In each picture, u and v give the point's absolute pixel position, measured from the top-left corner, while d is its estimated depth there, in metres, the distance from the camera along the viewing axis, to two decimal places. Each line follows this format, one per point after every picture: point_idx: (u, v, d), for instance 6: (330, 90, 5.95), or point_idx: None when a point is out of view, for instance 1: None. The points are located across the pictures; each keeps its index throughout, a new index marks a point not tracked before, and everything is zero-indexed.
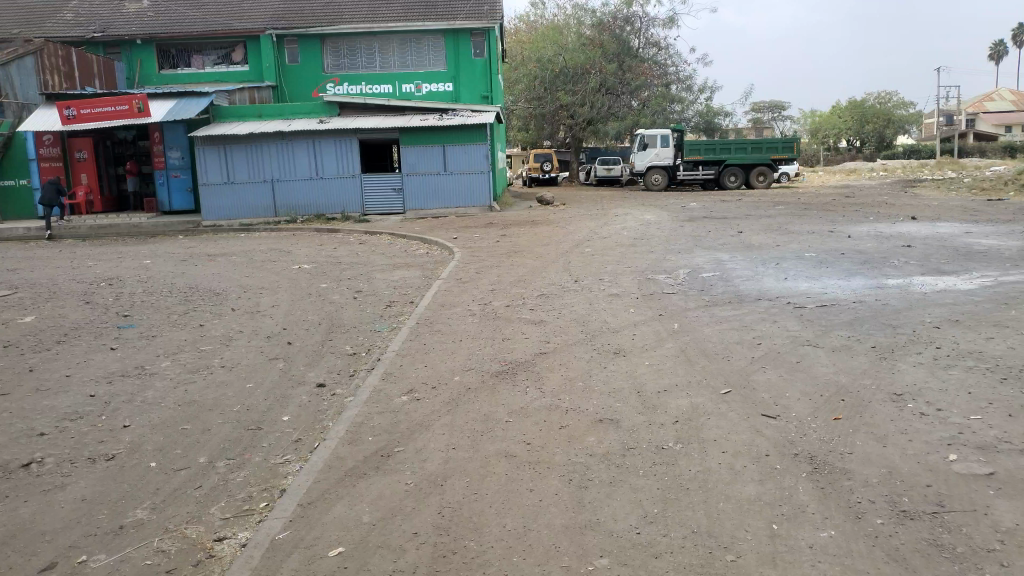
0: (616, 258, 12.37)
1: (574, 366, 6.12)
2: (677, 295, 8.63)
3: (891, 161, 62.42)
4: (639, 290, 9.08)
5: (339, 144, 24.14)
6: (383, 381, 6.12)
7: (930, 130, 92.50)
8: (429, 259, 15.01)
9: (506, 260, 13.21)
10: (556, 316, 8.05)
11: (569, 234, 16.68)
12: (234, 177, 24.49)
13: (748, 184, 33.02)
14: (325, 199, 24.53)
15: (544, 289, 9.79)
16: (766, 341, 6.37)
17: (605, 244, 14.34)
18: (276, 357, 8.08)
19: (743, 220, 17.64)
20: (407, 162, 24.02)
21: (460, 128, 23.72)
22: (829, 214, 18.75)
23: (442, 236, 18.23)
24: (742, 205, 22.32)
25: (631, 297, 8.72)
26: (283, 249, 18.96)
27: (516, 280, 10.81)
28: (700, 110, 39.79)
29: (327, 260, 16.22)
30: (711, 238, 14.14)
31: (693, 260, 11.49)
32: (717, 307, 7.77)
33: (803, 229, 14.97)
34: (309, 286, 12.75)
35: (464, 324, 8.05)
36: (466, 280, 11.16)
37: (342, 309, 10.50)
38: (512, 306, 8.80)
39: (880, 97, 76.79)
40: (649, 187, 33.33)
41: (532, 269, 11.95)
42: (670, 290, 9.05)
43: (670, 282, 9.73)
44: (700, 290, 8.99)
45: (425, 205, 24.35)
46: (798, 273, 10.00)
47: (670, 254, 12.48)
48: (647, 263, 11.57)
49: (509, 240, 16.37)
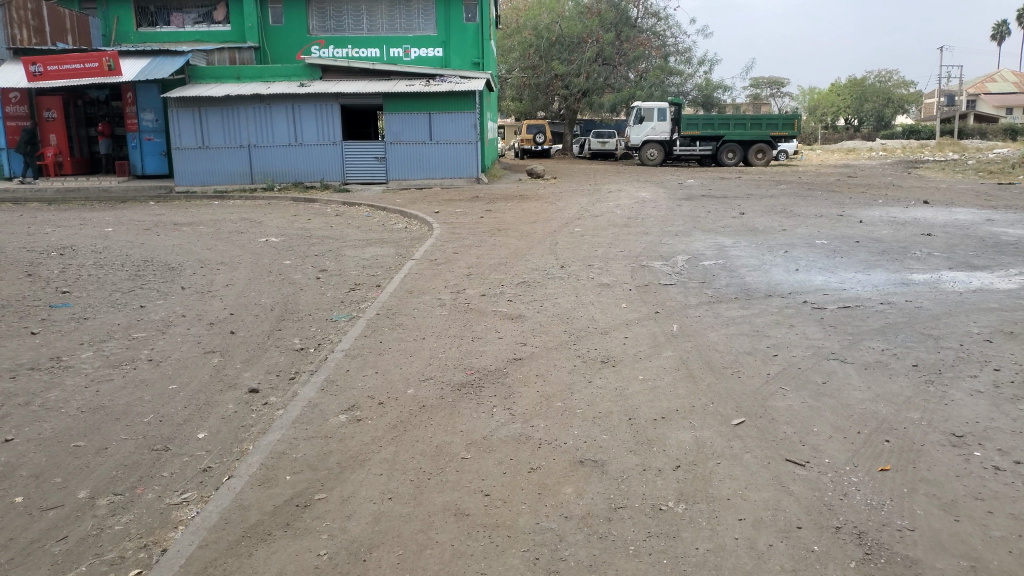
0: (609, 241, 11.27)
1: (553, 380, 5.06)
2: (677, 288, 7.57)
3: (889, 141, 61.39)
4: (634, 281, 8.02)
5: (321, 108, 22.79)
6: (323, 394, 5.06)
7: (929, 111, 91.30)
8: (407, 235, 13.84)
9: (489, 239, 12.10)
10: (537, 310, 6.98)
11: (559, 211, 15.59)
12: (209, 142, 23.16)
13: (746, 161, 31.83)
14: (304, 167, 23.27)
15: (528, 276, 8.70)
16: (783, 353, 5.32)
17: (597, 223, 13.25)
18: (213, 351, 6.95)
19: (744, 200, 16.58)
20: (391, 129, 22.72)
21: (448, 95, 22.40)
22: (833, 196, 17.73)
23: (425, 209, 17.09)
24: (742, 183, 21.24)
25: (625, 289, 7.65)
26: (255, 219, 17.73)
27: (497, 263, 9.71)
28: (699, 84, 38.72)
29: (298, 233, 15.03)
30: (711, 220, 13.07)
31: (693, 245, 10.44)
32: (724, 305, 6.71)
33: (809, 212, 13.95)
34: (273, 263, 11.59)
35: (432, 317, 6.97)
36: (442, 262, 10.04)
37: (302, 292, 9.38)
38: (488, 296, 7.72)
39: (880, 77, 75.48)
40: (645, 162, 32.06)
41: (516, 250, 10.85)
42: (669, 281, 7.98)
43: (669, 271, 8.66)
44: (703, 282, 7.92)
45: (410, 175, 23.09)
46: (810, 263, 8.94)
47: (668, 236, 11.41)
48: (643, 247, 10.51)
49: (494, 215, 15.25)
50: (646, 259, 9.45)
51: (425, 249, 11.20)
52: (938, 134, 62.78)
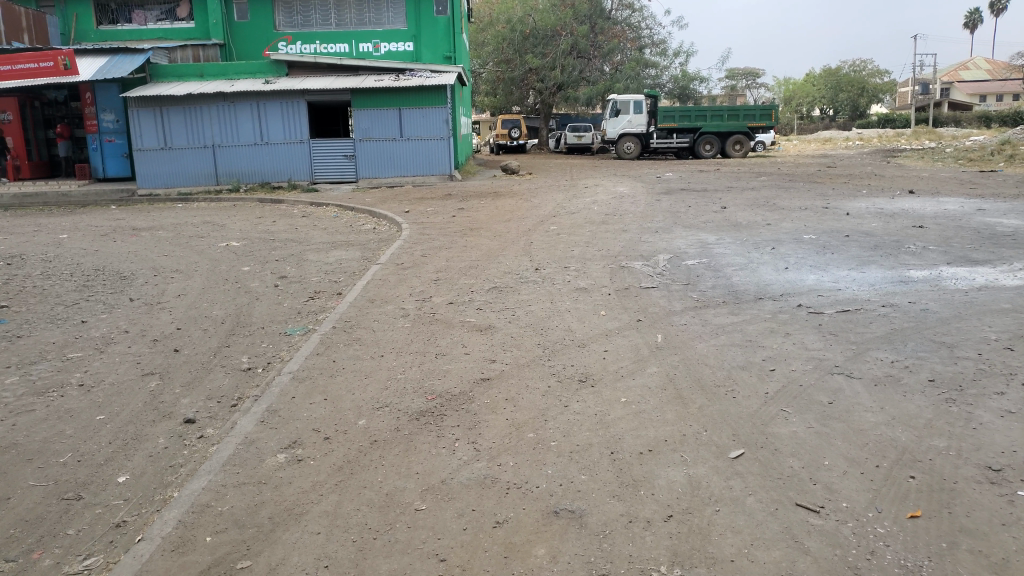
0: (587, 240, 10.70)
1: (526, 404, 4.46)
2: (659, 292, 7.01)
3: (864, 130, 61.60)
4: (616, 284, 7.44)
5: (287, 106, 21.97)
6: (264, 428, 4.42)
7: (901, 101, 92.00)
8: (375, 237, 13.15)
9: (461, 240, 11.47)
10: (508, 320, 6.37)
11: (534, 207, 15.03)
12: (171, 142, 22.25)
13: (724, 153, 31.46)
14: (272, 167, 22.45)
15: (500, 280, 8.09)
16: (781, 368, 4.77)
17: (574, 221, 12.68)
18: (152, 373, 6.25)
19: (724, 192, 16.11)
20: (360, 126, 21.95)
21: (418, 90, 21.67)
22: (814, 187, 17.34)
23: (395, 208, 16.46)
24: (721, 176, 20.80)
25: (605, 293, 7.07)
26: (218, 223, 16.92)
27: (468, 267, 9.08)
28: (675, 75, 38.30)
29: (261, 237, 14.28)
30: (692, 215, 12.55)
31: (675, 243, 9.91)
32: (713, 311, 6.15)
33: (791, 204, 13.50)
34: (231, 270, 10.86)
35: (394, 331, 6.33)
36: (410, 266, 9.39)
37: (257, 302, 8.68)
38: (457, 304, 7.10)
39: (853, 66, 75.73)
40: (621, 155, 31.58)
41: (489, 252, 10.24)
42: (652, 284, 7.41)
43: (652, 272, 8.09)
44: (687, 283, 7.36)
45: (381, 174, 22.35)
46: (800, 260, 8.42)
47: (647, 234, 10.87)
48: (624, 246, 9.94)
49: (467, 214, 14.63)
50: (627, 259, 8.89)
51: (392, 252, 10.54)
52: (912, 123, 63.14)
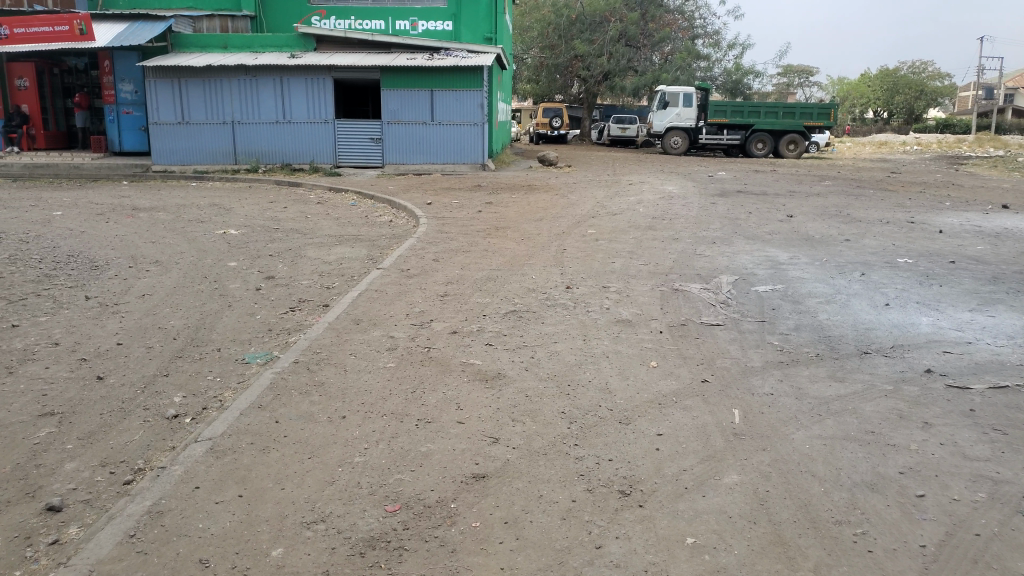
0: (632, 250, 8.98)
1: (534, 539, 2.84)
2: (729, 334, 5.29)
3: (923, 135, 58.18)
4: (673, 318, 5.72)
5: (312, 83, 20.46)
6: (127, 551, 2.82)
7: (960, 106, 87.54)
8: (389, 231, 11.55)
9: (483, 241, 9.80)
10: (526, 367, 4.67)
11: (571, 205, 13.36)
12: (190, 117, 20.94)
13: (776, 153, 29.28)
14: (293, 147, 21.00)
15: (521, 302, 6.43)
16: (937, 495, 3.08)
17: (614, 225, 10.96)
18: (51, 415, 4.53)
19: (786, 197, 14.21)
20: (388, 108, 20.34)
21: (453, 70, 19.98)
22: (886, 195, 15.32)
23: (417, 198, 14.88)
24: (778, 177, 18.83)
25: (656, 332, 5.37)
26: (227, 205, 15.44)
27: (485, 279, 7.41)
28: (728, 68, 36.06)
29: (265, 225, 12.77)
30: (752, 224, 10.75)
31: (739, 260, 8.12)
32: (808, 373, 4.41)
33: (868, 216, 11.61)
34: (215, 266, 9.33)
35: (370, 372, 4.70)
36: (418, 273, 7.77)
37: (226, 311, 7.13)
38: (464, 333, 5.43)
39: (913, 68, 71.75)
40: (667, 151, 29.72)
41: (515, 259, 8.57)
42: (719, 321, 5.67)
43: (719, 301, 6.34)
44: (764, 322, 5.63)
45: (408, 160, 20.75)
46: (907, 292, 6.60)
47: (701, 246, 9.12)
48: (675, 261, 8.21)
49: (495, 210, 12.97)
50: (683, 280, 7.17)
51: (399, 253, 8.93)
52: (974, 129, 59.60)
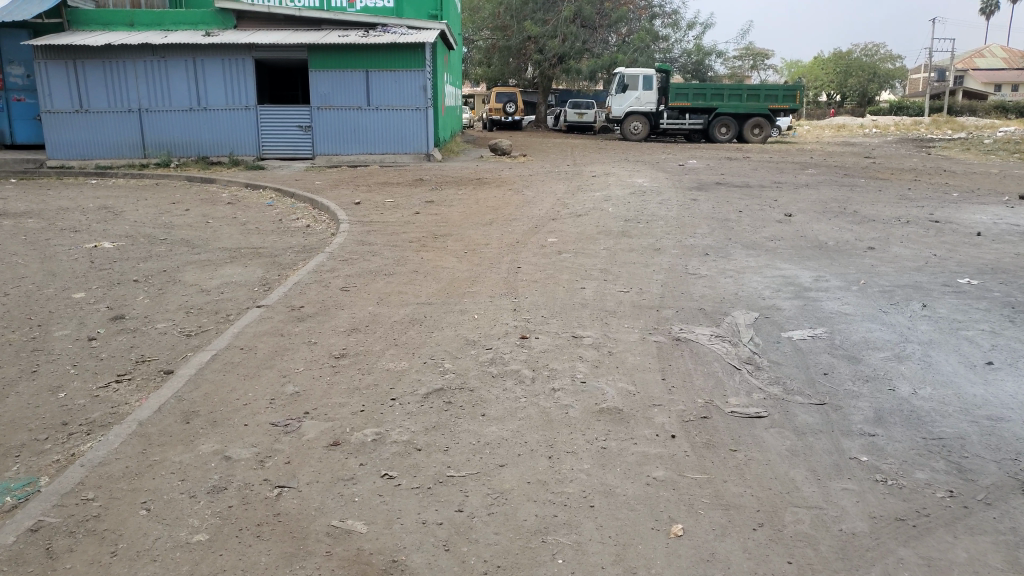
0: (610, 272, 6.88)
1: None
2: (788, 440, 3.28)
3: (878, 117, 57.51)
4: (692, 409, 3.63)
5: (230, 64, 17.31)
6: None
7: (910, 91, 88.05)
8: (302, 240, 9.19)
9: (414, 256, 7.64)
10: (445, 548, 2.53)
11: (528, 203, 11.27)
12: (88, 104, 17.38)
13: (741, 138, 27.53)
14: (211, 138, 17.77)
15: (452, 368, 4.26)
16: None
17: (580, 230, 8.91)
18: None
19: (772, 192, 12.39)
20: (318, 91, 17.50)
21: (391, 47, 17.26)
22: (879, 186, 13.62)
23: (346, 195, 12.57)
24: (756, 166, 17.01)
25: (670, 443, 3.28)
26: (117, 206, 12.76)
27: (406, 323, 5.23)
28: (688, 50, 34.48)
29: (151, 231, 10.18)
30: (745, 229, 8.86)
31: (750, 284, 6.10)
32: (966, 559, 2.39)
33: (874, 214, 9.82)
34: (49, 300, 6.80)
35: (155, 566, 2.51)
36: (317, 312, 5.54)
37: (23, 378, 4.72)
38: (349, 450, 3.24)
39: (865, 51, 71.24)
40: (627, 137, 27.90)
41: (453, 285, 6.39)
42: (764, 412, 3.61)
43: (750, 367, 4.28)
44: (832, 411, 3.62)
45: (342, 150, 17.91)
46: (1001, 335, 4.66)
47: (691, 263, 7.12)
48: (668, 289, 6.13)
49: (435, 212, 10.74)
50: (689, 323, 5.08)
51: (295, 278, 6.63)
52: (926, 111, 59.28)
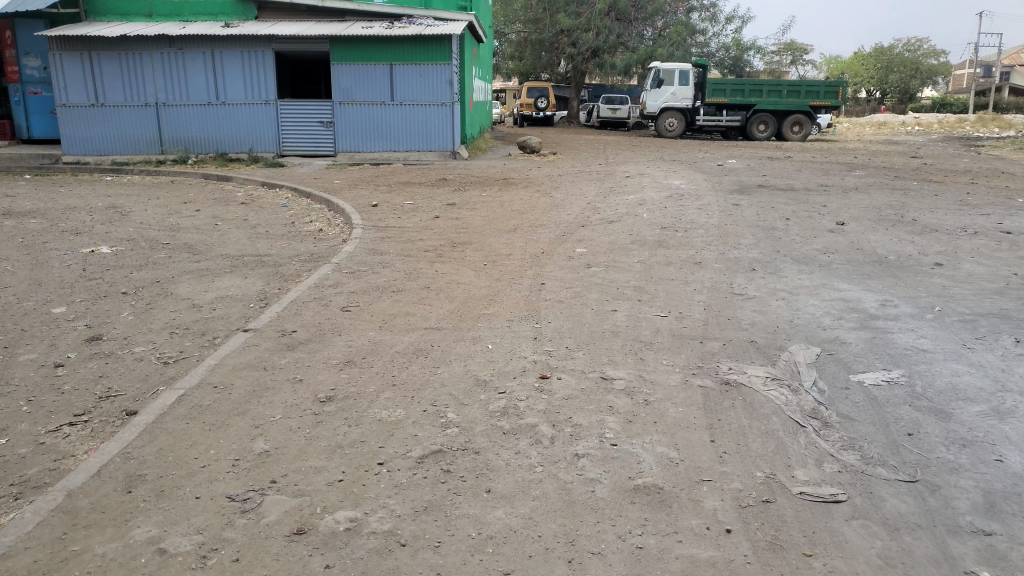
0: (645, 292, 6.14)
1: None
2: (880, 548, 2.55)
3: (921, 113, 55.45)
4: (751, 491, 2.88)
5: (250, 58, 16.78)
6: None
7: (954, 87, 85.30)
8: (311, 247, 8.58)
9: (429, 268, 6.99)
10: None
11: (557, 207, 10.56)
12: (106, 99, 17.06)
13: (779, 135, 26.43)
14: (229, 134, 17.28)
15: (457, 419, 3.57)
16: None
17: (612, 240, 8.19)
18: None
19: (821, 196, 11.51)
20: (340, 85, 16.87)
21: (416, 39, 16.55)
22: (935, 190, 12.65)
23: (365, 196, 11.96)
24: (800, 167, 16.07)
25: (727, 547, 2.55)
26: (129, 206, 12.30)
27: (410, 355, 4.55)
28: (726, 43, 33.40)
29: (157, 235, 9.66)
30: (795, 240, 8.07)
31: (807, 312, 5.31)
32: None
33: (937, 224, 8.94)
34: (30, 312, 6.24)
35: None
36: (310, 339, 4.89)
37: None
38: (316, 544, 2.56)
39: (908, 45, 68.89)
40: (661, 133, 27.00)
41: (467, 305, 5.71)
42: (844, 498, 2.85)
43: (818, 425, 3.51)
44: (932, 496, 2.87)
45: (365, 147, 17.26)
46: None
47: (735, 284, 6.36)
48: (712, 316, 5.36)
49: (456, 216, 10.06)
50: (739, 363, 4.32)
51: (292, 295, 5.99)
52: (972, 107, 57.07)
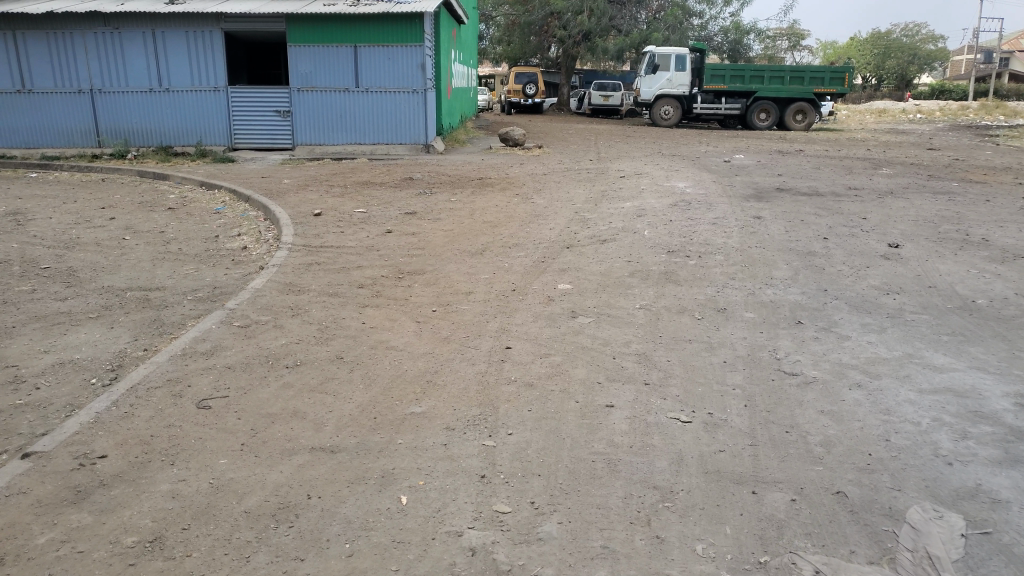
0: (657, 371, 4.26)
1: None
2: None
3: (920, 101, 53.55)
4: None
5: (195, 37, 14.75)
6: None
7: (949, 73, 83.57)
8: (220, 275, 6.68)
9: (354, 317, 5.11)
10: None
11: (537, 217, 8.68)
12: (33, 84, 15.04)
13: (781, 124, 24.50)
14: (173, 124, 15.26)
15: None
16: None
17: (607, 271, 6.32)
18: None
19: (850, 203, 9.67)
20: (298, 70, 14.87)
21: (384, 18, 14.55)
22: (980, 193, 10.85)
23: (311, 200, 10.04)
24: (816, 164, 14.23)
25: None
26: (34, 210, 10.36)
27: (264, 530, 2.70)
28: (726, 27, 31.42)
29: (38, 255, 7.72)
30: (845, 273, 6.22)
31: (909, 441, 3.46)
32: None
33: (1014, 245, 7.14)
34: None
35: None
36: (116, 490, 2.96)
37: None
38: None
39: (904, 31, 67.17)
40: (656, 122, 25.04)
41: (390, 394, 3.84)
42: None
43: None
44: None
45: (327, 139, 15.27)
46: None
47: (779, 357, 4.53)
48: (762, 430, 3.50)
49: (414, 229, 8.17)
50: (834, 562, 2.46)
51: (135, 377, 4.05)
52: (972, 94, 55.25)
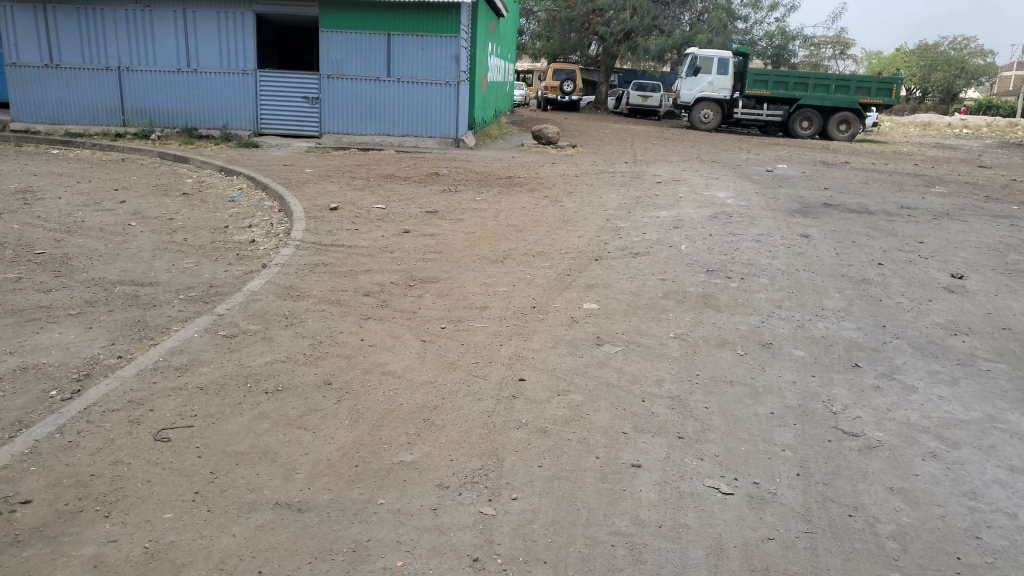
0: (693, 422, 3.65)
1: None
2: None
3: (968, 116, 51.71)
4: None
5: (225, 18, 14.40)
6: None
7: (1000, 88, 80.91)
8: (220, 271, 6.22)
9: (352, 331, 4.58)
10: None
11: (563, 223, 8.10)
12: (61, 59, 14.80)
13: (824, 134, 23.41)
14: (199, 106, 14.91)
15: None
16: None
17: (637, 289, 5.71)
18: None
19: (903, 224, 8.92)
20: (328, 56, 14.43)
21: (418, 6, 14.03)
22: None
23: (328, 192, 9.56)
24: (863, 179, 13.43)
25: None
26: (46, 189, 10.02)
27: None
28: (772, 31, 30.40)
29: (36, 238, 7.33)
30: (906, 307, 5.54)
31: (998, 543, 2.84)
32: None
33: None
34: None
35: None
36: (32, 550, 2.44)
37: None
38: None
39: (955, 44, 65.05)
40: (695, 126, 24.21)
41: (379, 433, 3.31)
42: None
43: None
44: None
45: (354, 128, 14.81)
46: None
47: (835, 412, 3.89)
48: (813, 517, 2.94)
49: (433, 230, 7.63)
50: None
51: (95, 392, 3.56)
52: (1023, 111, 53.26)
